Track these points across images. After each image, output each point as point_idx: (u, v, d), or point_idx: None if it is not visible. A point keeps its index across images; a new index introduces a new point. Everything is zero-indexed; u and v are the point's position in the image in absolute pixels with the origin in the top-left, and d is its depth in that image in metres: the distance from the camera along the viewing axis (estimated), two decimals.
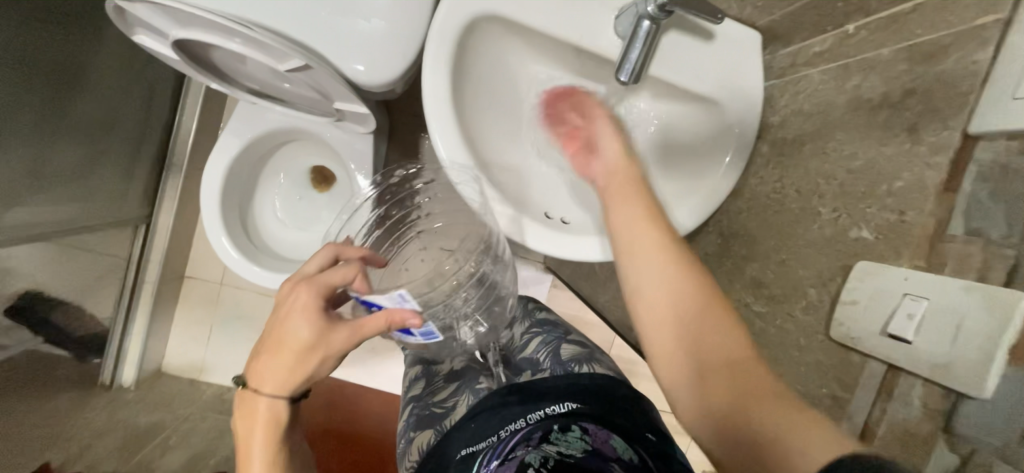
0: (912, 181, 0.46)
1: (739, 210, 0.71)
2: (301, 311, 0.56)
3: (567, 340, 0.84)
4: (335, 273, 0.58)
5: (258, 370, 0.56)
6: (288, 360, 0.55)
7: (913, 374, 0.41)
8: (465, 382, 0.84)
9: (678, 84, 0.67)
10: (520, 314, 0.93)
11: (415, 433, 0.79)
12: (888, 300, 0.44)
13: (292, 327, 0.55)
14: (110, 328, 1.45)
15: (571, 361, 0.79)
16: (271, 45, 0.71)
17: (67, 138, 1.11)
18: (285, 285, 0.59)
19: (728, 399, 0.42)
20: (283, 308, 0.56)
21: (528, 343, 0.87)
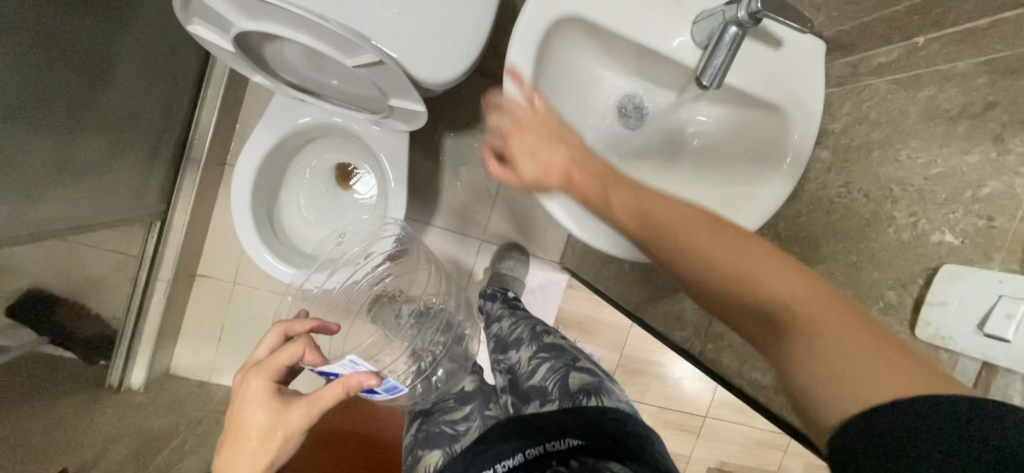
0: (1000, 187, 0.49)
1: (797, 213, 0.73)
2: (255, 400, 0.57)
3: (578, 366, 0.78)
4: (283, 352, 0.61)
5: (222, 463, 0.57)
6: (246, 451, 0.56)
7: (1012, 371, 0.44)
8: (475, 406, 0.79)
9: (746, 90, 0.70)
10: (529, 336, 0.90)
11: (423, 453, 0.73)
12: (979, 301, 0.46)
13: (249, 417, 0.57)
14: (119, 328, 1.39)
15: (581, 391, 0.71)
16: (341, 39, 0.70)
17: (90, 129, 1.06)
18: (236, 375, 0.62)
19: (790, 331, 0.45)
20: (237, 398, 0.59)
21: (537, 369, 0.81)
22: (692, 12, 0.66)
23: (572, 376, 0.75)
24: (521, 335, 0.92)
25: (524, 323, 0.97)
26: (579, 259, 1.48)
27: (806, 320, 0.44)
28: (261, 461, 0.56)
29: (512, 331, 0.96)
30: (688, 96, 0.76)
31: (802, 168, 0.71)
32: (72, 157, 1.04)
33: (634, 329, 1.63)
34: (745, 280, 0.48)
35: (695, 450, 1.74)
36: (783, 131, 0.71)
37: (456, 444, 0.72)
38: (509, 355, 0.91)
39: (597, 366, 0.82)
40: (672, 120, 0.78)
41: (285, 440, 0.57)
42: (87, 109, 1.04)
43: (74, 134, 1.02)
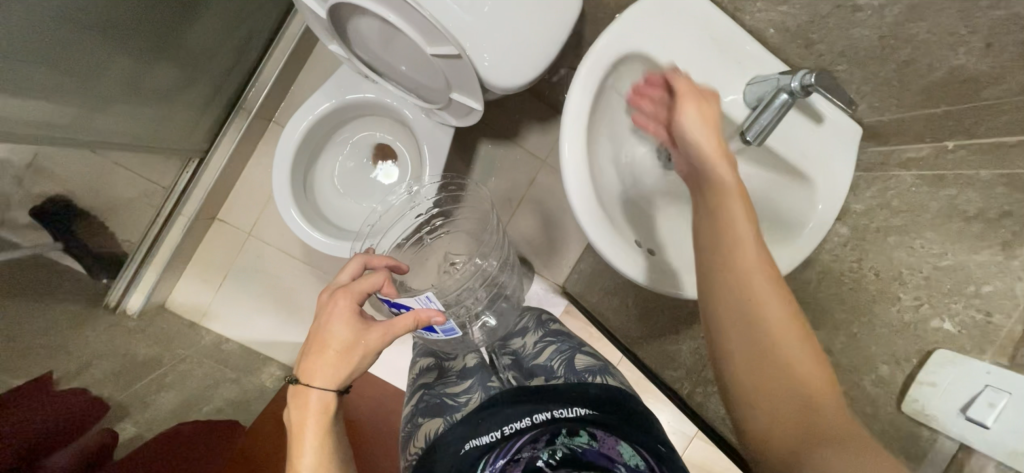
0: (1002, 288, 0.52)
1: (808, 279, 0.77)
2: (342, 316, 0.65)
3: (581, 351, 0.89)
4: (366, 281, 0.69)
5: (309, 365, 0.64)
6: (332, 355, 0.64)
7: (987, 456, 0.47)
8: (476, 380, 0.89)
9: (783, 154, 0.75)
10: (535, 325, 1.01)
11: (423, 420, 0.81)
12: (968, 387, 0.50)
13: (335, 329, 0.65)
14: (129, 251, 1.42)
15: (584, 371, 0.84)
16: (428, 28, 0.76)
17: (164, 59, 1.12)
18: (323, 294, 0.69)
19: (746, 405, 0.53)
20: (324, 313, 0.66)
21: (541, 351, 0.93)
22: (745, 75, 0.71)
23: (575, 359, 0.87)
24: (527, 324, 1.02)
25: (529, 310, 1.08)
26: (584, 286, 1.50)
27: (802, 391, 0.50)
28: (347, 366, 0.64)
29: (519, 320, 1.06)
30: None
31: (820, 238, 0.76)
32: (143, 83, 1.11)
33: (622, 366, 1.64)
34: (768, 345, 0.53)
35: None
36: (808, 202, 0.76)
37: (455, 413, 0.80)
38: (513, 341, 1.01)
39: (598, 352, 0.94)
40: None
41: (367, 352, 0.65)
42: (167, 43, 1.11)
43: (149, 62, 1.10)
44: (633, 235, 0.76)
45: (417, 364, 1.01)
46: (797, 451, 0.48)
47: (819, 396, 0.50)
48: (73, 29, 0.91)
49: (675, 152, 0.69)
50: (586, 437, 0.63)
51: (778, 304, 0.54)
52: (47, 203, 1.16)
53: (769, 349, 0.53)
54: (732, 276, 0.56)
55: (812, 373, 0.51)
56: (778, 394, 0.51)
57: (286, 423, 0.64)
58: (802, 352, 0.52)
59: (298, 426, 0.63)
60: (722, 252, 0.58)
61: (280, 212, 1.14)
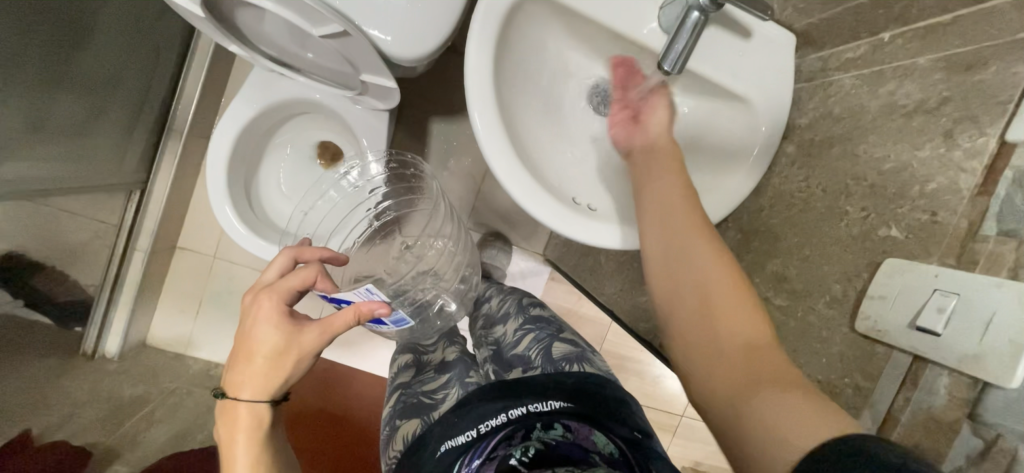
0: (946, 183, 0.48)
1: (761, 207, 0.73)
2: (268, 318, 0.61)
3: (559, 338, 0.84)
4: (294, 278, 0.65)
5: (238, 374, 0.61)
6: (261, 361, 0.60)
7: (939, 365, 0.43)
8: (455, 374, 0.85)
9: (714, 78, 0.69)
10: (515, 310, 0.95)
11: (401, 422, 0.77)
12: (918, 295, 0.46)
13: (260, 334, 0.61)
14: (95, 296, 1.39)
15: (563, 360, 0.78)
16: (308, 8, 0.70)
17: (68, 91, 1.06)
18: (247, 297, 0.65)
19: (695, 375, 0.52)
20: (249, 317, 0.62)
21: (520, 340, 0.87)
22: None
23: (553, 347, 0.81)
24: (508, 310, 0.97)
25: (511, 297, 1.01)
26: (560, 252, 1.47)
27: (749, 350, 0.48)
28: (281, 371, 0.61)
29: (499, 307, 1.00)
30: None
31: (767, 162, 0.71)
32: (47, 119, 1.04)
33: (613, 326, 1.62)
34: (704, 307, 0.52)
35: (670, 448, 1.74)
36: (751, 124, 0.71)
37: (432, 412, 0.76)
38: (493, 331, 0.96)
39: (579, 337, 0.87)
40: None
41: (300, 354, 0.61)
42: (66, 72, 1.04)
43: (50, 97, 1.03)
44: (570, 192, 0.72)
45: (398, 360, 0.97)
46: (737, 408, 0.45)
47: (760, 342, 0.48)
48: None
49: (632, 137, 0.70)
50: (562, 428, 0.60)
51: (720, 268, 0.54)
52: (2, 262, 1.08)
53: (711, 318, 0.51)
54: (672, 239, 0.58)
55: (754, 331, 0.49)
56: (716, 357, 0.50)
57: (219, 435, 0.62)
58: (751, 325, 0.49)
59: (230, 440, 0.60)
60: (674, 226, 0.58)
61: (224, 231, 1.10)
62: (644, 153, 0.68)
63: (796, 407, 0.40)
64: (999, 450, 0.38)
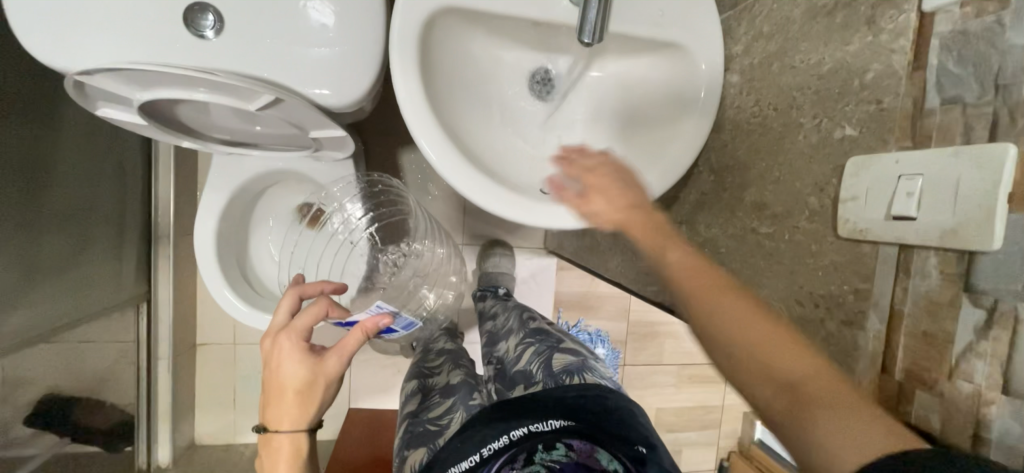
0: (882, 69, 0.48)
1: (724, 143, 0.73)
2: (290, 356, 0.63)
3: (559, 349, 0.83)
4: (307, 315, 0.66)
5: (273, 412, 0.63)
6: (290, 398, 0.62)
7: (925, 247, 0.43)
8: (459, 397, 0.85)
9: (637, 34, 0.70)
10: (517, 326, 0.94)
11: (408, 451, 0.79)
12: (885, 185, 0.46)
13: (287, 371, 0.62)
14: (135, 412, 1.41)
15: (562, 373, 0.77)
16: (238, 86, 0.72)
17: (49, 230, 1.06)
18: (266, 340, 0.66)
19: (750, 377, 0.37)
20: (273, 358, 0.63)
21: (521, 355, 0.87)
22: None
23: (552, 359, 0.80)
24: (510, 324, 0.98)
25: (512, 311, 1.02)
26: (560, 240, 1.47)
27: (764, 360, 0.37)
28: (312, 402, 0.63)
29: (504, 321, 1.01)
30: (589, 55, 0.76)
31: (717, 97, 0.71)
32: (38, 260, 1.03)
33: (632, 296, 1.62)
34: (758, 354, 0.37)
35: None
36: (689, 66, 0.71)
37: (437, 439, 0.77)
38: (498, 346, 0.97)
39: (580, 344, 0.86)
40: (581, 86, 0.78)
41: (325, 383, 0.63)
42: (45, 212, 1.04)
43: (36, 237, 1.02)
44: (536, 184, 0.73)
45: (404, 387, 0.98)
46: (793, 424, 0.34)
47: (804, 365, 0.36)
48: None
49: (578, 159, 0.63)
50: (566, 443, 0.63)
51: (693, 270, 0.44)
52: (41, 406, 1.12)
53: (761, 334, 0.38)
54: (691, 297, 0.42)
55: (770, 341, 0.37)
56: (775, 358, 0.37)
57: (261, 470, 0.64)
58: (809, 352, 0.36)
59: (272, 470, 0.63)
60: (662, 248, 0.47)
61: (232, 317, 1.13)
62: (585, 174, 0.58)
63: (870, 439, 0.31)
64: (1001, 315, 0.38)
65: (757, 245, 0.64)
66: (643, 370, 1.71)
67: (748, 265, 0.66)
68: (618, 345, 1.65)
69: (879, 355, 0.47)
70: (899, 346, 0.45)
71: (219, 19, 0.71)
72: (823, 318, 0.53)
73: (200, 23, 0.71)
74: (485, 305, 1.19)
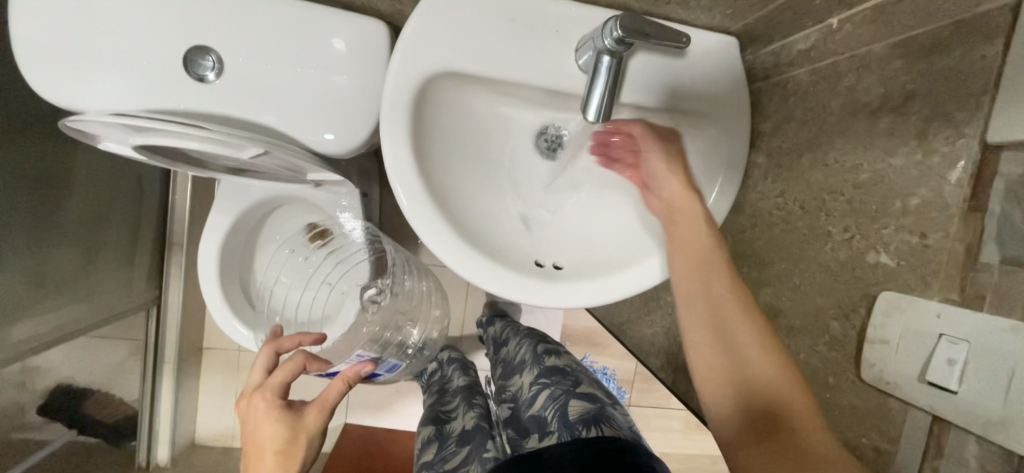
0: (930, 197, 0.40)
1: (743, 227, 0.66)
2: (267, 417, 0.61)
3: (575, 393, 0.73)
4: (284, 372, 0.64)
5: None
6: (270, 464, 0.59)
7: (964, 429, 0.36)
8: (474, 446, 0.77)
9: (656, 104, 0.62)
10: (531, 362, 0.86)
11: None
12: (922, 341, 0.39)
13: (264, 433, 0.60)
14: (139, 410, 1.42)
15: (580, 422, 0.67)
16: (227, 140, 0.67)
17: (62, 240, 1.08)
18: (241, 404, 0.64)
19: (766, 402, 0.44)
20: (249, 421, 0.61)
21: (535, 397, 0.78)
22: (572, 40, 0.60)
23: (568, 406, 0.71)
24: (524, 359, 0.89)
25: (526, 342, 0.94)
26: None
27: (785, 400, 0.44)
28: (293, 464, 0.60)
29: (516, 355, 0.93)
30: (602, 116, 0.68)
31: (738, 178, 0.64)
32: (46, 274, 1.04)
33: None
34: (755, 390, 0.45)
35: None
36: (710, 141, 0.64)
37: None
38: (512, 383, 0.88)
39: (599, 387, 0.77)
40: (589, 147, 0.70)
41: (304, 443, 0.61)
42: (58, 223, 1.05)
43: (45, 252, 1.04)
44: (531, 254, 0.67)
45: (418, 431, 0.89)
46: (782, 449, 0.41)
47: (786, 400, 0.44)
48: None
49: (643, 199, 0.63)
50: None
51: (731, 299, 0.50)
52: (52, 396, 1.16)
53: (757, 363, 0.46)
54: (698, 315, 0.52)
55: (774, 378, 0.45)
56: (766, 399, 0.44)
57: None
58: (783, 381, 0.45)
59: None
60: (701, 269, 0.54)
61: (231, 337, 1.14)
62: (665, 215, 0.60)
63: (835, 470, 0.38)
64: None
65: None
66: (650, 414, 1.63)
67: None
68: (626, 386, 1.57)
69: None
70: None
71: (219, 61, 0.70)
72: None
73: (200, 64, 0.70)
74: (497, 334, 1.11)
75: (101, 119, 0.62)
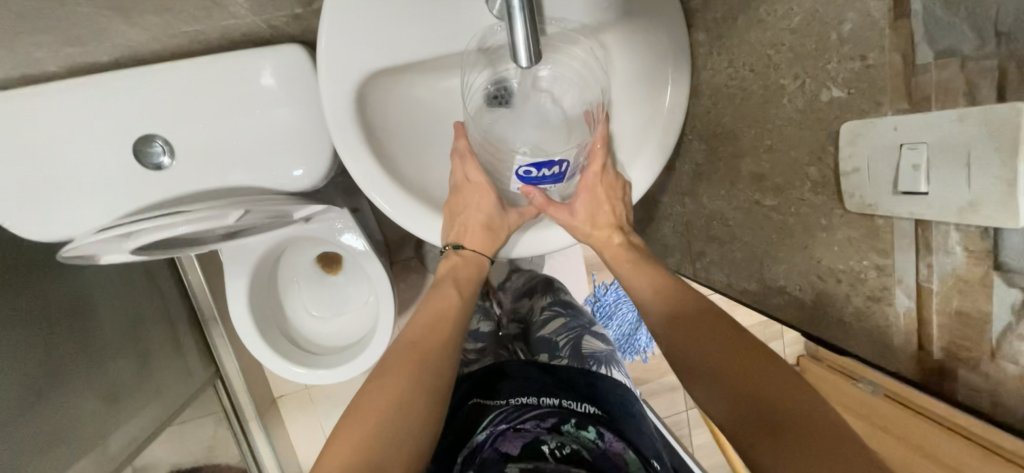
0: (860, 19, 0.41)
1: (707, 108, 0.66)
2: (466, 265, 0.70)
3: (591, 333, 0.82)
4: (470, 219, 0.67)
5: (425, 313, 0.64)
6: (402, 368, 0.55)
7: (943, 222, 0.39)
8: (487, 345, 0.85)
9: (581, 21, 0.61)
10: (544, 297, 0.92)
11: None
12: (887, 157, 0.41)
13: (465, 277, 0.70)
14: (247, 465, 1.40)
15: (592, 356, 0.75)
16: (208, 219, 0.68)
17: (114, 352, 1.09)
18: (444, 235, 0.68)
19: (721, 341, 0.50)
20: (454, 257, 0.70)
21: (548, 324, 0.85)
22: None
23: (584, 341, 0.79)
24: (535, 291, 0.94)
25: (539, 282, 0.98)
26: None
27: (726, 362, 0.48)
28: (436, 370, 0.56)
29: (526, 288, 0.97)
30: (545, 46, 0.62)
31: (686, 62, 0.63)
32: (114, 387, 1.08)
33: None
34: (725, 347, 0.50)
35: None
36: (651, 36, 0.62)
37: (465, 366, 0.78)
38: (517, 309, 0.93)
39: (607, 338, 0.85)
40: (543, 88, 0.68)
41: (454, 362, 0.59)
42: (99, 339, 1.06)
43: (103, 367, 1.06)
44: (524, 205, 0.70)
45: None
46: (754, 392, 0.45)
47: (742, 358, 0.48)
48: (11, 415, 0.86)
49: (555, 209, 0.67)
50: (596, 433, 0.57)
51: (690, 295, 0.58)
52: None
53: (714, 326, 0.52)
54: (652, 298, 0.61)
55: (726, 339, 0.50)
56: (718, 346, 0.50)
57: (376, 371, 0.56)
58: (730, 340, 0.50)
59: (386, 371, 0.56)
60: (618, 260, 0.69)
61: (290, 379, 1.22)
62: (587, 190, 0.67)
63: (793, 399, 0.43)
64: None
65: (765, 219, 0.59)
66: None
67: (762, 239, 0.61)
68: None
69: (913, 331, 0.45)
70: (933, 326, 0.43)
71: (167, 143, 0.71)
72: (849, 294, 0.50)
73: (150, 153, 0.71)
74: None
75: (90, 240, 0.65)
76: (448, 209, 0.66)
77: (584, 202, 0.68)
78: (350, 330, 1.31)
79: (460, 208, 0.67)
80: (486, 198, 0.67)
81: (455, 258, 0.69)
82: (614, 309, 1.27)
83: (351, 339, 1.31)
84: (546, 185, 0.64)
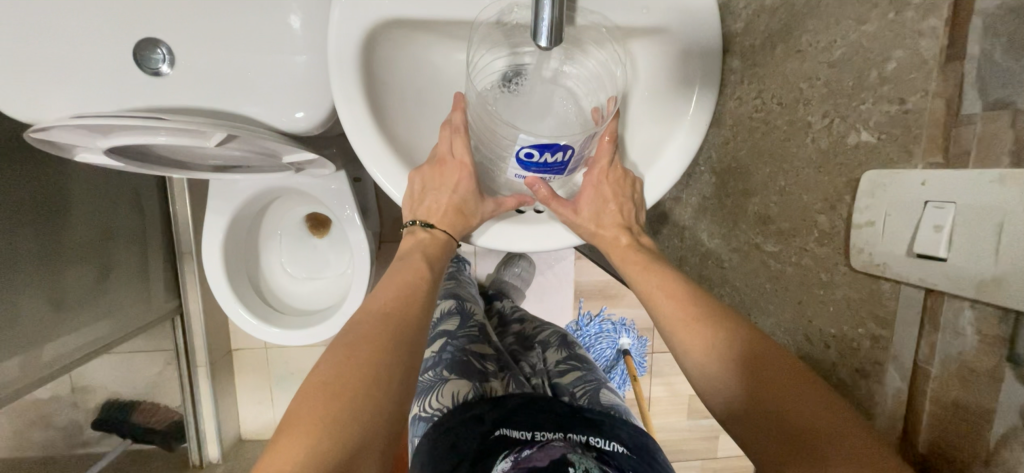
0: (908, 57, 0.37)
1: (725, 140, 0.62)
2: (436, 243, 0.64)
3: (607, 387, 0.76)
4: (442, 195, 0.62)
5: (394, 274, 0.58)
6: (360, 354, 0.45)
7: (958, 296, 0.35)
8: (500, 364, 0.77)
9: (616, 21, 0.57)
10: (559, 342, 0.87)
11: (449, 374, 0.69)
12: (908, 213, 0.36)
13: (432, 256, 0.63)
14: (184, 412, 1.32)
15: (612, 408, 0.69)
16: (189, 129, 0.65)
17: (75, 259, 1.05)
18: (409, 210, 0.63)
19: (763, 367, 0.44)
20: (419, 235, 0.64)
21: (564, 373, 0.79)
22: None
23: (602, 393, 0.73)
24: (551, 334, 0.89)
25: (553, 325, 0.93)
26: None
27: (764, 385, 0.43)
28: (403, 350, 0.48)
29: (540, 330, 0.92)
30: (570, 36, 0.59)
31: (715, 85, 0.59)
32: (62, 294, 1.02)
33: None
34: (761, 374, 0.43)
35: None
36: (680, 50, 0.58)
37: (481, 378, 0.70)
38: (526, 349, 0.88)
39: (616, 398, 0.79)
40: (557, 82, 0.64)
41: (420, 344, 0.51)
42: (64, 241, 1.02)
43: (58, 271, 1.01)
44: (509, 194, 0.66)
45: (424, 357, 0.75)
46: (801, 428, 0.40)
47: (787, 387, 0.42)
48: None
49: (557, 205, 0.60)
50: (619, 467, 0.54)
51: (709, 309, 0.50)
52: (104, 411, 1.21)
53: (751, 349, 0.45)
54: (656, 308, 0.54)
55: (776, 366, 0.43)
56: (764, 376, 0.43)
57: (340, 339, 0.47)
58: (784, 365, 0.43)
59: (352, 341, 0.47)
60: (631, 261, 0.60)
61: (245, 329, 1.17)
62: (596, 187, 0.62)
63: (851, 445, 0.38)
64: None
65: (762, 266, 0.55)
66: None
67: (753, 287, 0.56)
68: None
69: (901, 418, 0.40)
70: (924, 413, 0.38)
71: (170, 52, 0.66)
72: (836, 362, 0.45)
73: (151, 58, 0.66)
74: (505, 309, 1.05)
75: (59, 125, 0.63)
76: (421, 182, 0.61)
77: (586, 200, 0.63)
78: (323, 298, 1.27)
79: (433, 183, 0.62)
80: (466, 173, 0.63)
81: (422, 236, 0.64)
82: (592, 342, 1.20)
83: (320, 306, 1.26)
84: (552, 176, 0.58)
